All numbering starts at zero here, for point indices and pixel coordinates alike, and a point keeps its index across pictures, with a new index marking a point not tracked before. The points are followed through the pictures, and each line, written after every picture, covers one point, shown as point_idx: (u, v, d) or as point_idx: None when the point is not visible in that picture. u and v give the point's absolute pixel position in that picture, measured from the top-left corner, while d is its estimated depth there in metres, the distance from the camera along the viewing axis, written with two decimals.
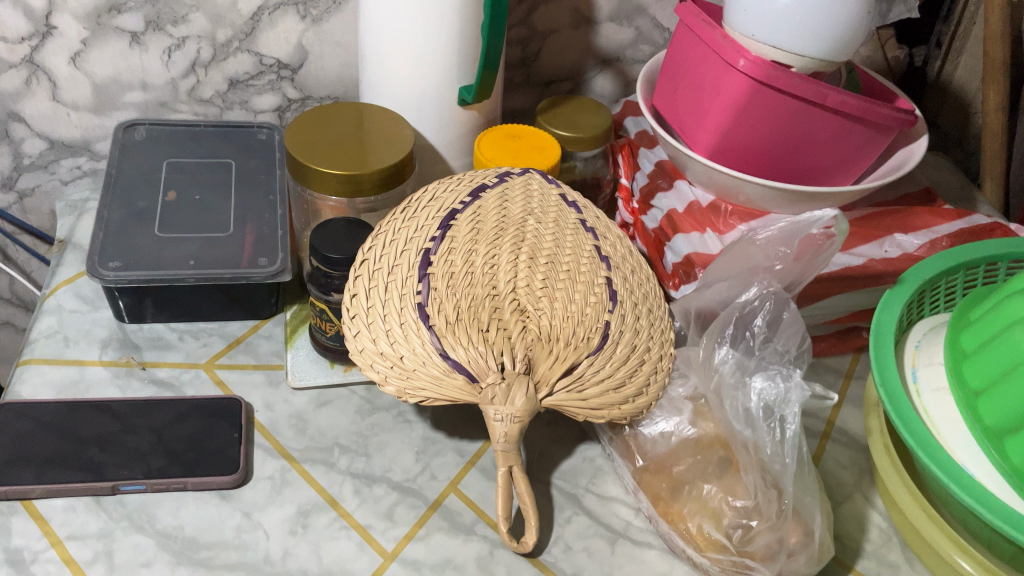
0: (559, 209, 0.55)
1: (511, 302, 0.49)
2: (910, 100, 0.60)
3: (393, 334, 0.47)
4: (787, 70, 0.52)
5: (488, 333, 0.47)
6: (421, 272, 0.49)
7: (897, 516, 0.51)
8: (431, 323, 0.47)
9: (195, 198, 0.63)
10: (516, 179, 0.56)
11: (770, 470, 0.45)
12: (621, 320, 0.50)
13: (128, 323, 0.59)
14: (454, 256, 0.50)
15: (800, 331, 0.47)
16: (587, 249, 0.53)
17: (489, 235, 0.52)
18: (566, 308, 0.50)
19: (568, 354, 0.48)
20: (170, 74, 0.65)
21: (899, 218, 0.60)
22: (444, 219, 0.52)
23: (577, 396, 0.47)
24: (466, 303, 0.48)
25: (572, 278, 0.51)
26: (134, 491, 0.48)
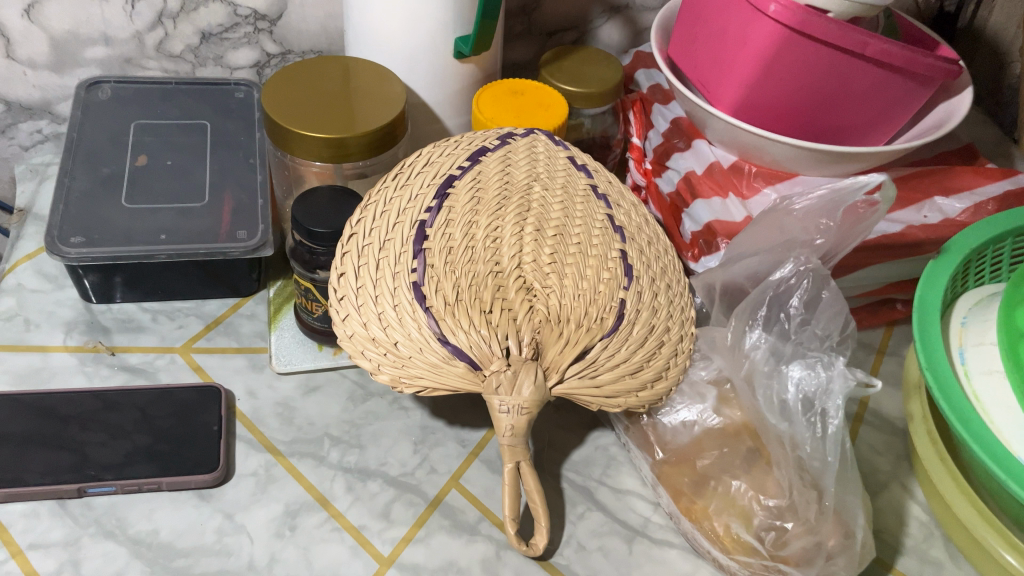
0: (567, 174, 0.50)
1: (516, 280, 0.44)
2: (954, 49, 0.55)
3: (387, 318, 0.41)
4: (823, 15, 0.46)
5: (491, 315, 0.42)
6: (416, 247, 0.43)
7: (939, 507, 0.46)
8: (428, 306, 0.41)
9: (167, 164, 0.58)
10: (519, 142, 0.51)
11: (809, 468, 0.41)
12: (638, 298, 0.44)
13: (96, 304, 0.54)
14: (452, 228, 0.45)
15: (841, 313, 0.43)
16: (599, 218, 0.48)
17: (490, 204, 0.46)
18: (577, 286, 0.44)
19: (579, 337, 0.42)
20: (135, 27, 0.59)
21: (939, 179, 0.55)
22: (441, 186, 0.46)
23: (590, 383, 0.41)
24: (466, 281, 0.42)
25: (583, 252, 0.46)
26: (102, 493, 0.44)
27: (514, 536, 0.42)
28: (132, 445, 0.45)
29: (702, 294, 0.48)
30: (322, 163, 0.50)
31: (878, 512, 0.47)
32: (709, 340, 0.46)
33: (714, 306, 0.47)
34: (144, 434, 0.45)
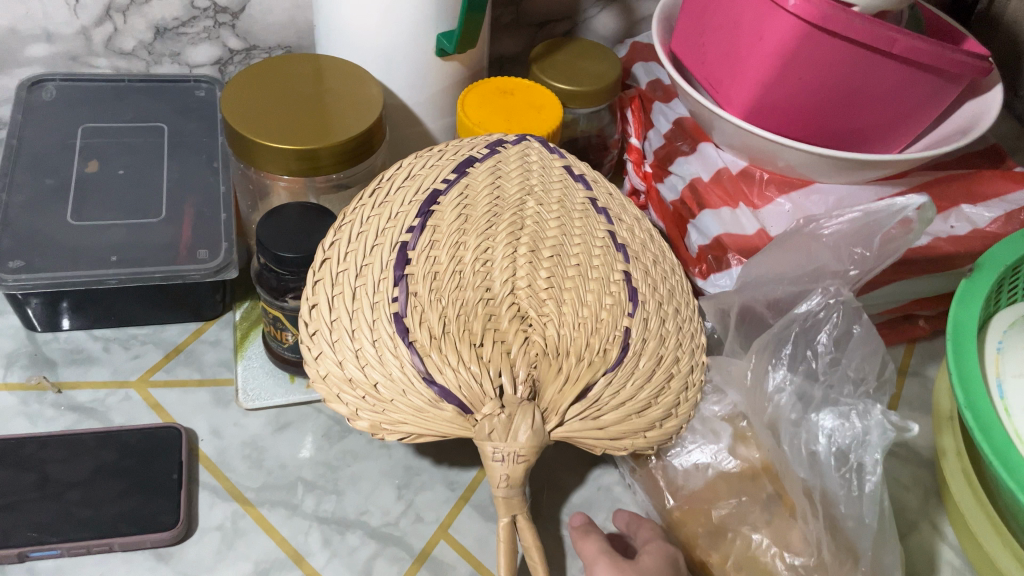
0: (564, 184, 0.44)
1: (509, 308, 0.38)
2: (981, 43, 0.50)
3: (365, 355, 0.35)
4: (848, 9, 0.41)
5: (482, 349, 0.36)
6: (398, 272, 0.37)
7: (973, 552, 0.42)
8: (411, 340, 0.35)
9: (118, 174, 0.53)
10: (510, 150, 0.45)
11: (841, 528, 0.37)
12: (645, 326, 0.39)
13: (41, 333, 0.48)
14: (437, 249, 0.39)
15: (877, 352, 0.40)
16: (599, 235, 0.42)
17: (480, 222, 0.40)
18: (577, 314, 0.38)
19: (581, 374, 0.36)
20: (80, 22, 0.53)
21: (966, 184, 0.51)
22: (425, 203, 0.40)
23: (593, 425, 0.36)
24: (453, 310, 0.37)
25: (583, 275, 0.40)
26: (47, 556, 0.39)
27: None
28: (84, 491, 0.40)
29: (715, 318, 0.44)
30: (290, 177, 0.45)
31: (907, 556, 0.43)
32: (723, 371, 0.42)
33: (729, 335, 0.44)
34: (105, 464, 0.41)
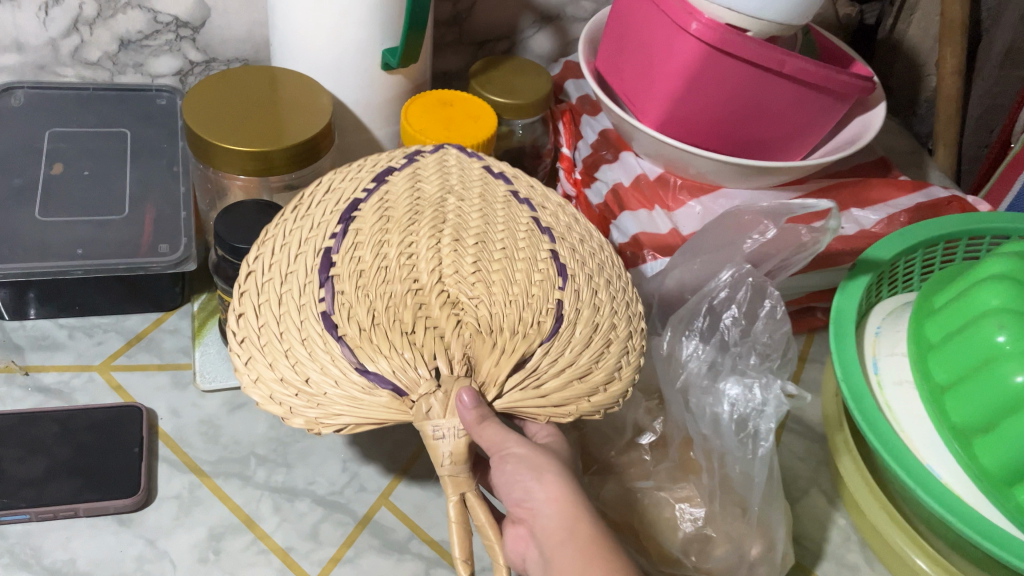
0: (484, 182, 0.45)
1: (438, 295, 0.38)
2: (868, 66, 0.57)
3: (296, 356, 0.35)
4: (742, 34, 0.47)
5: (413, 334, 0.36)
6: (322, 275, 0.37)
7: (859, 517, 0.47)
8: (341, 334, 0.35)
9: (84, 173, 0.56)
10: (428, 158, 0.46)
11: (733, 484, 0.42)
12: (576, 297, 0.40)
13: (8, 321, 0.52)
14: (360, 249, 0.39)
15: (782, 331, 0.44)
16: (523, 221, 0.43)
17: (402, 220, 0.41)
18: (507, 293, 0.39)
19: (515, 345, 0.37)
20: (48, 34, 0.56)
21: (855, 191, 0.57)
22: (345, 211, 0.41)
23: (534, 394, 0.36)
24: (382, 303, 0.37)
25: (510, 258, 0.40)
26: (16, 521, 0.42)
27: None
28: (39, 486, 0.43)
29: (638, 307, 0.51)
30: (246, 177, 0.49)
31: (799, 519, 0.48)
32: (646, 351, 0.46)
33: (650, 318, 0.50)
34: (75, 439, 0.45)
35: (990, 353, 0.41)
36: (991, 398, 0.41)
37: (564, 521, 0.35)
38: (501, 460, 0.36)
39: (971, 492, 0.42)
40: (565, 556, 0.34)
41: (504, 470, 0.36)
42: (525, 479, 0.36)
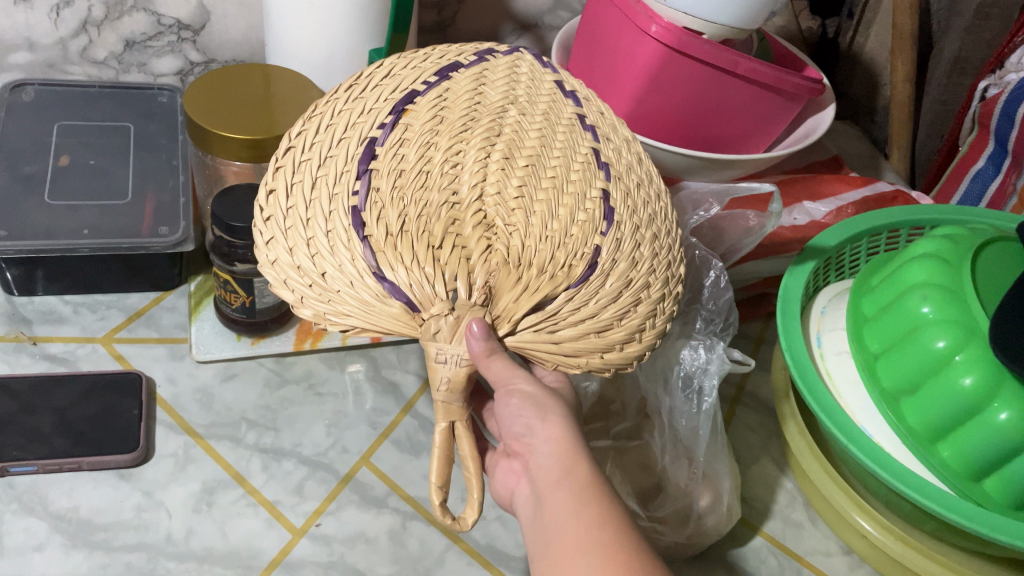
0: (552, 99, 0.42)
1: (474, 215, 0.36)
2: (819, 69, 0.62)
3: (316, 245, 0.34)
4: (698, 36, 0.52)
5: (439, 251, 0.34)
6: (362, 167, 0.36)
7: (804, 480, 0.52)
8: (366, 236, 0.34)
9: (89, 164, 0.60)
10: (500, 60, 0.43)
11: (682, 439, 0.46)
12: (616, 246, 0.38)
13: (18, 297, 0.56)
14: (406, 146, 0.37)
15: (727, 299, 0.49)
16: (582, 151, 0.41)
17: (455, 124, 0.38)
18: (545, 227, 0.37)
19: (541, 284, 0.35)
20: (58, 34, 0.61)
21: (809, 185, 0.63)
22: (401, 101, 0.38)
23: (547, 338, 0.35)
24: (414, 212, 0.35)
25: (559, 188, 0.38)
26: (24, 472, 0.46)
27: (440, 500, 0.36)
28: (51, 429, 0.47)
29: None
30: (241, 163, 0.53)
31: (749, 481, 0.52)
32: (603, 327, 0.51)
33: None
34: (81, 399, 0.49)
35: (916, 322, 0.46)
36: (917, 362, 0.45)
37: (564, 460, 0.35)
38: (507, 395, 0.36)
39: (899, 450, 0.46)
40: (560, 493, 0.34)
41: (507, 404, 0.36)
42: (528, 416, 0.36)
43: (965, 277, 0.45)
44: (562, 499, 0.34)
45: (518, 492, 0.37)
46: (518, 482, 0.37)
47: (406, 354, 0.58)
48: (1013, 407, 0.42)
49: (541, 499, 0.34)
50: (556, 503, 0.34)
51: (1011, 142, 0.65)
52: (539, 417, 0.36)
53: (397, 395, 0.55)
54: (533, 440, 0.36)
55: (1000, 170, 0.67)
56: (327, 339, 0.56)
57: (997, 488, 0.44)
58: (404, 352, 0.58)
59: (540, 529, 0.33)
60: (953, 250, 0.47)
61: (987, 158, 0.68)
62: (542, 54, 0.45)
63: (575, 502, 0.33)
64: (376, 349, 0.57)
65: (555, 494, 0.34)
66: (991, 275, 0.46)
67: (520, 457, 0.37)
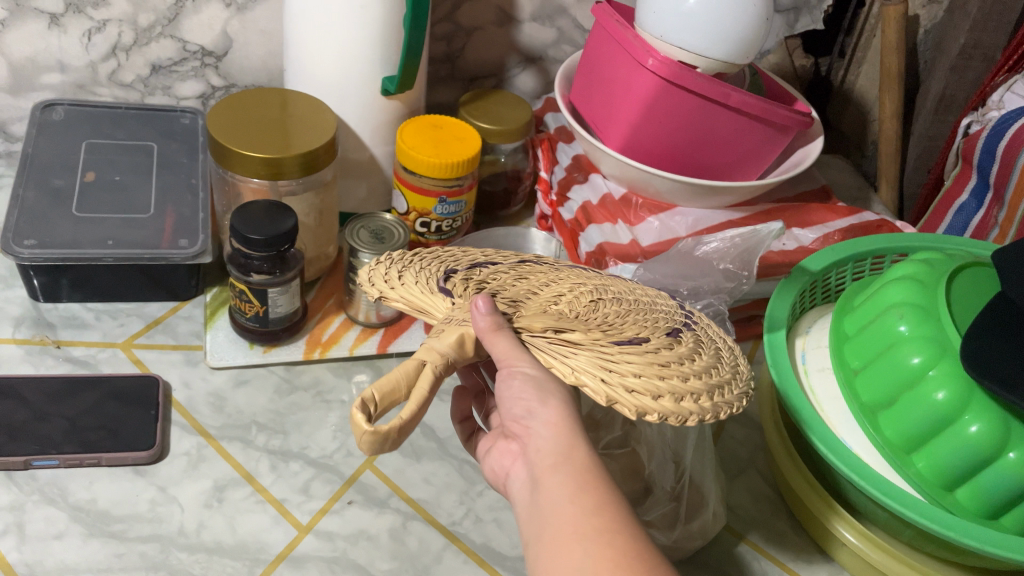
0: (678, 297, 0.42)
1: (549, 297, 0.39)
2: (808, 103, 0.66)
3: (418, 256, 0.41)
4: (692, 70, 0.55)
5: (498, 296, 0.38)
6: (492, 257, 0.42)
7: (788, 493, 0.54)
8: (456, 264, 0.40)
9: (114, 180, 0.62)
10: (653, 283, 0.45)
11: (670, 446, 0.50)
12: (669, 343, 0.35)
13: (43, 302, 0.59)
14: (532, 265, 0.42)
15: None
16: (680, 315, 0.39)
17: (578, 270, 0.42)
18: (610, 312, 0.38)
19: (573, 324, 0.36)
20: (89, 57, 0.64)
21: (798, 213, 0.67)
22: (562, 264, 0.44)
23: (561, 358, 0.35)
24: (499, 280, 0.39)
25: (636, 305, 0.39)
26: (46, 465, 0.49)
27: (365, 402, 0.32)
28: (73, 424, 0.50)
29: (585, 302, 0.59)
30: (260, 180, 0.56)
31: (734, 491, 0.55)
32: None
33: None
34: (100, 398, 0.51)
35: (893, 338, 0.48)
36: (893, 376, 0.48)
37: (561, 445, 0.37)
38: (509, 376, 0.37)
39: (877, 461, 0.48)
40: (556, 479, 0.36)
41: (508, 387, 0.38)
42: (529, 398, 0.37)
43: (939, 298, 0.48)
44: (557, 485, 0.36)
45: (513, 473, 0.39)
46: (514, 465, 0.39)
47: None
48: (982, 420, 0.44)
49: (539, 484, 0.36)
50: (552, 488, 0.36)
51: (993, 177, 0.68)
52: (539, 401, 0.37)
53: None
54: (533, 424, 0.38)
55: (983, 204, 0.70)
56: (336, 349, 0.59)
57: (970, 499, 0.46)
58: None
59: (536, 511, 0.35)
60: (930, 274, 0.50)
61: (970, 192, 0.71)
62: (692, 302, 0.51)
63: (572, 488, 0.35)
64: (382, 360, 0.60)
65: (551, 479, 0.36)
66: (965, 298, 0.49)
67: (519, 439, 0.39)
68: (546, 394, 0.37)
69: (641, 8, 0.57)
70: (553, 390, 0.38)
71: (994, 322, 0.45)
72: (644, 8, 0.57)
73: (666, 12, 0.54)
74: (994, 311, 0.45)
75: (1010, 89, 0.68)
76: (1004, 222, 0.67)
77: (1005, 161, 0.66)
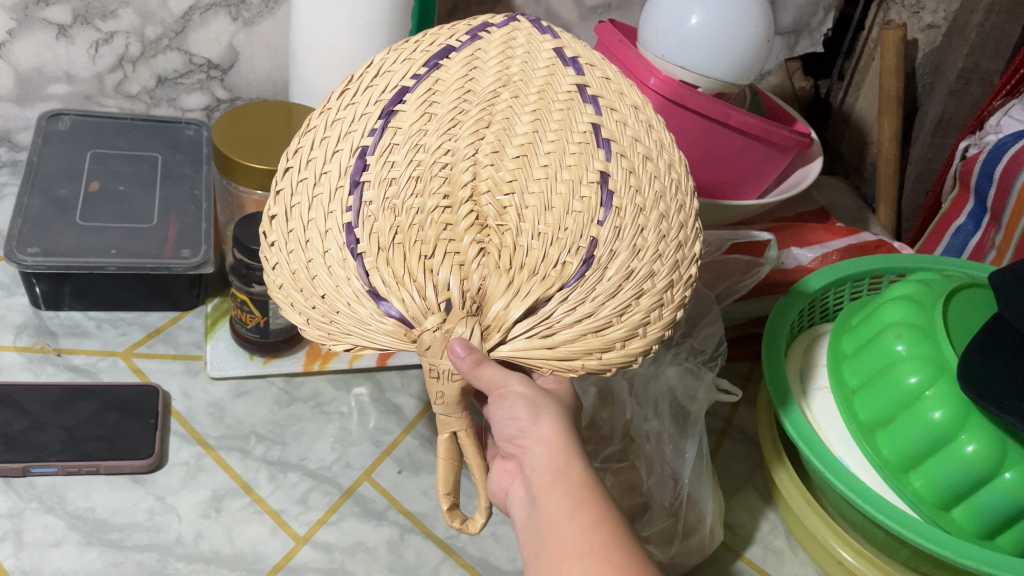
0: (550, 71, 0.40)
1: (467, 214, 0.36)
2: (808, 124, 0.67)
3: (315, 265, 0.36)
4: (694, 89, 0.56)
5: (430, 260, 0.35)
6: (353, 180, 0.36)
7: (786, 512, 0.54)
8: (360, 252, 0.35)
9: (118, 190, 0.62)
10: (495, 34, 0.41)
11: (669, 463, 0.50)
12: (615, 236, 0.36)
13: (45, 311, 0.59)
14: (396, 153, 0.37)
15: (718, 333, 0.54)
16: (581, 125, 0.38)
17: (444, 122, 0.37)
18: (538, 223, 0.36)
19: (531, 287, 0.35)
20: (96, 68, 0.65)
21: (797, 233, 0.68)
22: (390, 102, 0.38)
23: (540, 342, 0.35)
24: (407, 220, 0.36)
25: (552, 179, 0.37)
26: (45, 473, 0.49)
27: (447, 512, 0.39)
28: (72, 432, 0.50)
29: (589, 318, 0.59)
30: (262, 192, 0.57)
31: (732, 509, 0.55)
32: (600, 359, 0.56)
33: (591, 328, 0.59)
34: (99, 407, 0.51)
35: (890, 358, 0.49)
36: (891, 395, 0.48)
37: (556, 461, 0.37)
38: (499, 398, 0.37)
39: (873, 479, 0.48)
40: (553, 495, 0.36)
41: (501, 408, 0.38)
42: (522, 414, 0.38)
43: (936, 318, 0.48)
44: (554, 502, 0.36)
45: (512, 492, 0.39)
46: (512, 483, 0.39)
47: (409, 378, 0.60)
48: (978, 440, 0.44)
49: (536, 499, 0.36)
50: (550, 504, 0.36)
51: (990, 200, 0.69)
52: (529, 417, 0.37)
53: (400, 416, 0.58)
54: (526, 441, 0.38)
55: (979, 226, 0.71)
56: (336, 360, 0.60)
57: (965, 518, 0.46)
58: (408, 377, 0.61)
59: (535, 528, 0.36)
60: (927, 294, 0.50)
61: (967, 214, 0.72)
62: (541, 20, 0.43)
63: (569, 504, 0.35)
64: (381, 372, 0.60)
65: (549, 496, 0.36)
66: (961, 318, 0.49)
67: (515, 459, 0.39)
68: (537, 412, 0.38)
69: (644, 28, 0.58)
70: (545, 407, 0.38)
71: (991, 343, 0.45)
72: (647, 27, 0.57)
73: (669, 31, 0.55)
74: (991, 332, 0.46)
75: (1007, 114, 0.69)
76: (1001, 244, 0.67)
77: (1001, 185, 0.67)
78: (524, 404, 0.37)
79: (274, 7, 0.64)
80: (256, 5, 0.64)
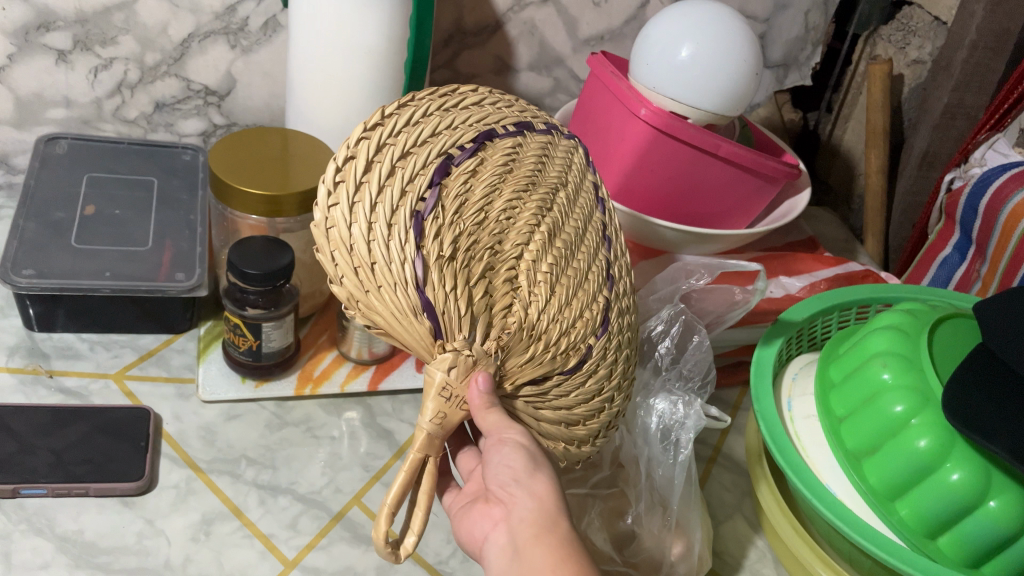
0: (591, 198, 0.44)
1: (507, 269, 0.36)
2: (796, 155, 0.68)
3: (375, 230, 0.33)
4: (684, 121, 0.57)
5: (472, 294, 0.35)
6: (434, 178, 0.34)
7: (777, 543, 0.54)
8: (421, 246, 0.33)
9: (114, 213, 0.62)
10: (562, 140, 0.43)
11: (657, 490, 0.50)
12: (603, 355, 0.40)
13: (37, 332, 0.59)
14: (474, 180, 0.36)
15: (706, 358, 0.54)
16: (600, 258, 0.42)
17: (517, 181, 0.38)
18: (560, 310, 0.38)
19: (543, 362, 0.37)
20: (94, 93, 0.65)
21: (786, 263, 0.70)
22: (482, 133, 0.37)
23: (530, 413, 0.38)
24: (465, 242, 0.34)
25: (578, 281, 0.40)
26: (34, 495, 0.49)
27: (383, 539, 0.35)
28: (61, 455, 0.50)
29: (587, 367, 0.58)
30: (257, 217, 0.57)
31: (720, 537, 0.56)
32: None
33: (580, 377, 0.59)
34: (89, 429, 0.51)
35: (874, 390, 0.49)
36: (874, 427, 0.48)
37: (542, 518, 0.38)
38: (499, 443, 0.37)
39: (860, 508, 0.49)
40: (537, 549, 0.37)
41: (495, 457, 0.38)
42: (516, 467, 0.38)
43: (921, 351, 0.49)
44: (540, 557, 0.37)
45: (491, 538, 0.39)
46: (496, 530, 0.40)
47: (400, 404, 0.61)
48: (964, 468, 0.45)
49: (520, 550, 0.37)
50: (534, 560, 0.37)
51: (975, 232, 0.70)
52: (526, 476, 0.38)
53: (390, 441, 0.58)
54: (517, 491, 0.38)
55: (965, 258, 0.72)
56: (327, 385, 0.60)
57: (952, 548, 0.47)
58: (399, 402, 0.61)
59: None
60: (912, 324, 0.51)
61: (953, 246, 0.73)
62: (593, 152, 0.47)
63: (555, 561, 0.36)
64: (372, 398, 0.61)
65: (535, 550, 0.37)
66: (949, 346, 0.50)
67: (501, 510, 0.39)
68: (535, 468, 0.38)
69: (634, 59, 0.59)
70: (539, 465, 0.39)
71: (985, 381, 0.45)
72: (638, 59, 0.58)
73: (660, 63, 0.56)
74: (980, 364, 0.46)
75: (992, 147, 0.70)
76: (986, 276, 0.69)
77: (987, 216, 0.68)
78: (522, 456, 0.38)
79: (272, 36, 0.65)
80: (254, 34, 0.65)
